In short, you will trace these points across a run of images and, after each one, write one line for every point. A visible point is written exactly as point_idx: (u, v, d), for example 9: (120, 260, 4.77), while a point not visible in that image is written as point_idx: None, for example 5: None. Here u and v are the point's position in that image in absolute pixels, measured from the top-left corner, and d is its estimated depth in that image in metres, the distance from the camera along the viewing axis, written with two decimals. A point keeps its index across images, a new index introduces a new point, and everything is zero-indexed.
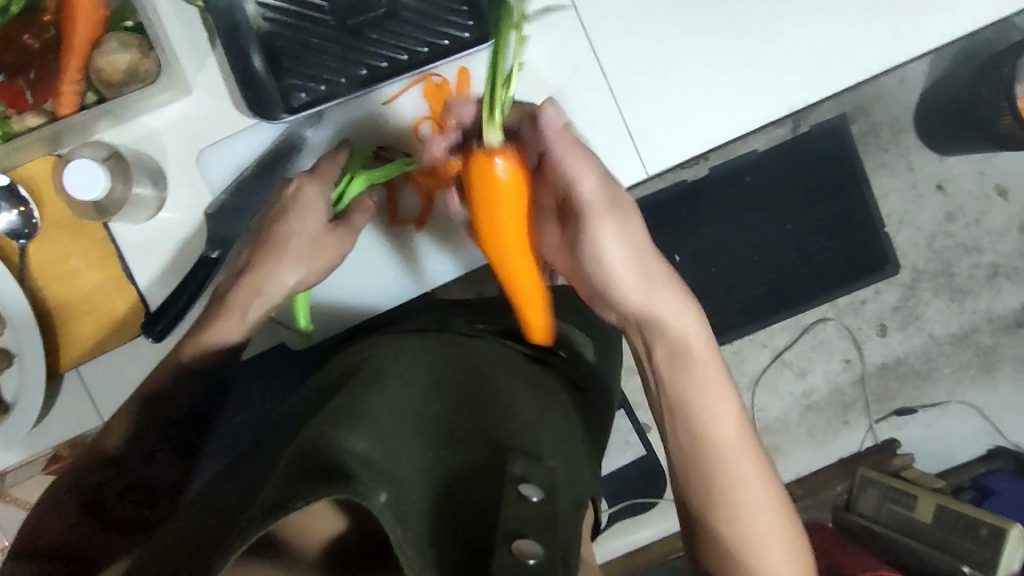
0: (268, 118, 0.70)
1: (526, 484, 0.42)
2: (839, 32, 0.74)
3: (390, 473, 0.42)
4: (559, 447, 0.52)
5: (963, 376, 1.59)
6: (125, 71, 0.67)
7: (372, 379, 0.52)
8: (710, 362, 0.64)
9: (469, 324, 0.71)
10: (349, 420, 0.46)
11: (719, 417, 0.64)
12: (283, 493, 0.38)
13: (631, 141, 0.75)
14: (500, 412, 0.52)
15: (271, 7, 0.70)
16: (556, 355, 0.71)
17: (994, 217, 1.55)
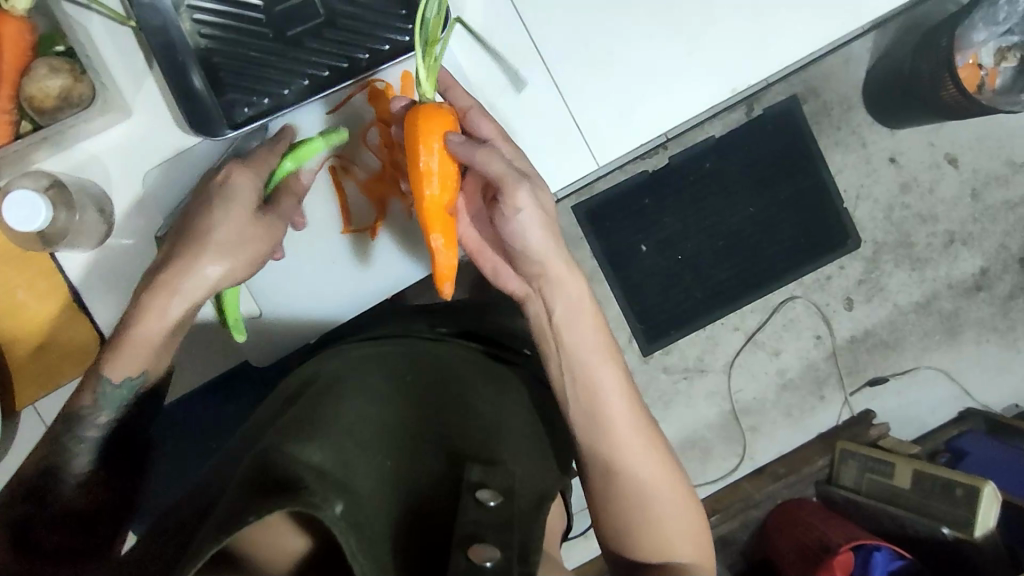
0: (211, 134, 0.70)
1: (482, 490, 0.42)
2: (773, 15, 0.75)
3: (347, 484, 0.42)
4: (518, 450, 0.52)
5: (929, 343, 1.63)
6: (57, 97, 0.64)
7: (329, 390, 0.51)
8: (602, 355, 0.65)
9: (428, 328, 0.71)
10: (305, 431, 0.45)
11: (616, 403, 0.64)
12: (235, 511, 0.37)
13: (579, 131, 0.75)
14: (460, 414, 0.52)
15: (207, 23, 0.69)
16: (520, 355, 0.72)
17: (946, 186, 1.59)
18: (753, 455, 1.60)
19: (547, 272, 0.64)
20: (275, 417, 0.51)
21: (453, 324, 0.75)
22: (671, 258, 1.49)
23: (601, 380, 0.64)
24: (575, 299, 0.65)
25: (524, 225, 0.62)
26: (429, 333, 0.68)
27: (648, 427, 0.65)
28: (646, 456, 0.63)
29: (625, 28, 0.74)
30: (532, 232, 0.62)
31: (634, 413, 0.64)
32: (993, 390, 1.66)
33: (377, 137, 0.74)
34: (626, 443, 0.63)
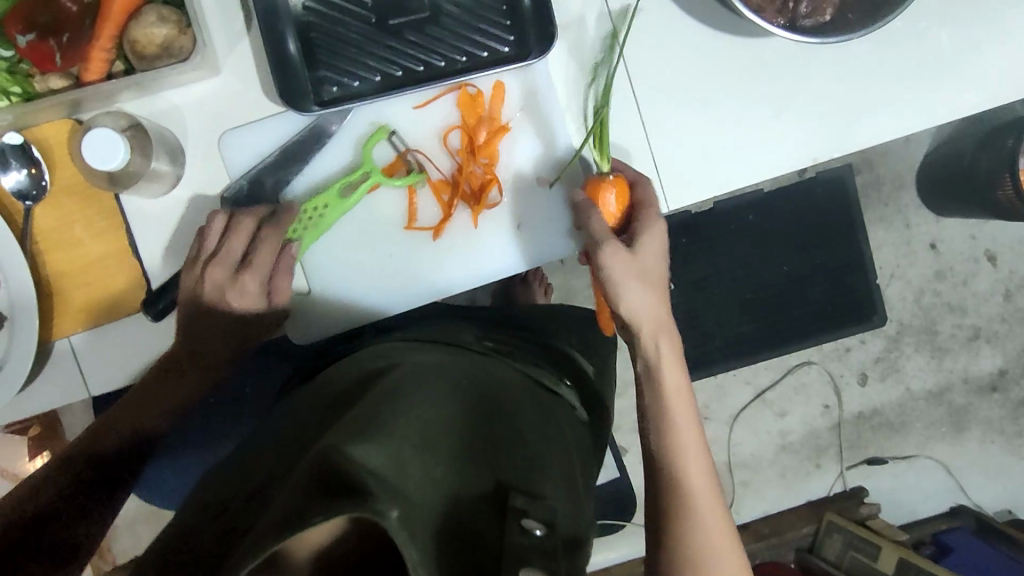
0: (297, 108, 0.70)
1: (529, 519, 0.47)
2: (865, 89, 0.75)
3: (401, 490, 0.45)
4: (559, 482, 0.56)
5: (934, 433, 1.62)
6: (160, 45, 0.64)
7: (388, 397, 0.55)
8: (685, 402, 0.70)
9: (475, 338, 0.75)
10: (364, 436, 0.49)
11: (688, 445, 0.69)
12: (300, 508, 0.41)
13: (654, 170, 0.75)
14: (508, 440, 0.56)
15: None
16: (559, 383, 0.75)
17: (980, 281, 1.59)
18: (740, 510, 1.61)
19: (645, 321, 0.70)
20: (331, 417, 0.55)
21: (499, 339, 0.78)
22: (698, 302, 1.49)
23: (678, 418, 0.69)
24: (660, 359, 0.70)
25: (622, 288, 0.70)
26: (480, 346, 0.72)
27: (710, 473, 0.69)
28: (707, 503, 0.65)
29: (720, 79, 0.74)
30: (631, 289, 0.70)
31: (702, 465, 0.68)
32: (988, 491, 1.65)
33: (456, 141, 0.74)
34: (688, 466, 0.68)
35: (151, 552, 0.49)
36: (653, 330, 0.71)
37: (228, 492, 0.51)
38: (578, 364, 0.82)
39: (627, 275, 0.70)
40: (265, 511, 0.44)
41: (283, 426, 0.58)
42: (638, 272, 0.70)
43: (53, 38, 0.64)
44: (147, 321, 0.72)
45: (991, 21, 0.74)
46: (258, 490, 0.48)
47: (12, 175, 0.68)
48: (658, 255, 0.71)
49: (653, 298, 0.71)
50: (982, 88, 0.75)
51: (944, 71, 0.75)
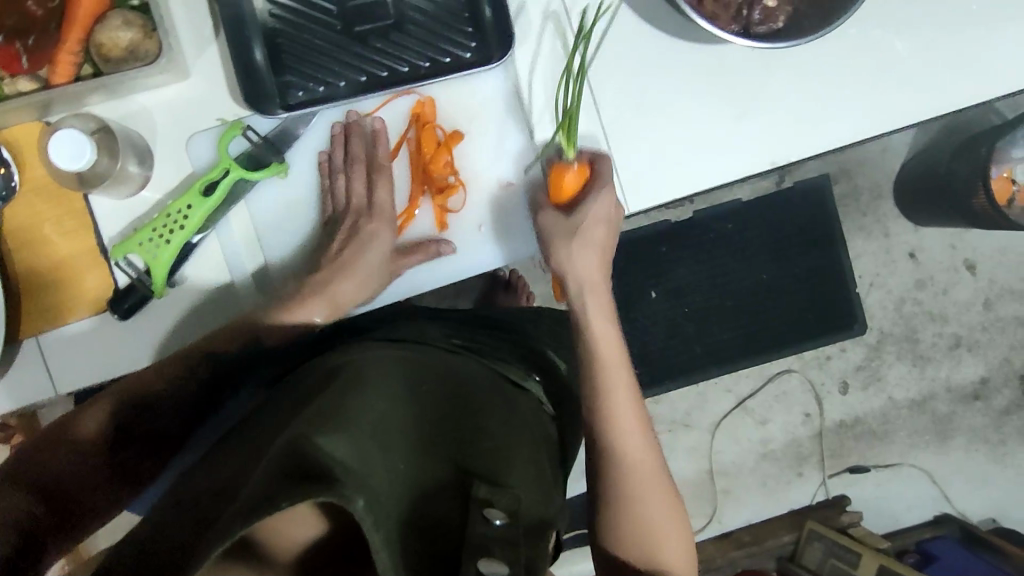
0: (262, 111, 0.71)
1: (491, 509, 0.50)
2: (824, 94, 0.77)
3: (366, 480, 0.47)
4: (521, 474, 0.59)
5: (917, 441, 1.63)
6: (125, 49, 0.65)
7: (353, 389, 0.57)
8: (615, 363, 0.72)
9: (443, 337, 0.78)
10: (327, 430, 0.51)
11: (618, 396, 0.70)
12: (269, 493, 0.42)
13: (616, 173, 0.76)
14: (466, 441, 0.59)
15: (279, 4, 0.71)
16: (530, 379, 0.78)
17: (961, 289, 1.60)
18: (722, 518, 1.61)
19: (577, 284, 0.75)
20: (295, 407, 0.56)
21: (472, 339, 0.81)
22: (679, 310, 1.50)
23: (609, 378, 0.71)
24: (603, 353, 0.72)
25: (561, 258, 0.75)
26: (447, 344, 0.76)
27: (641, 419, 0.71)
28: (635, 451, 0.69)
29: (682, 84, 0.75)
30: (574, 258, 0.74)
31: (636, 416, 0.71)
32: (973, 499, 1.66)
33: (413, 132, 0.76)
34: (618, 413, 0.70)
35: (111, 550, 0.49)
36: (579, 283, 0.75)
37: (192, 493, 0.51)
38: (549, 359, 0.86)
39: (560, 243, 0.75)
40: (236, 500, 0.45)
41: (250, 419, 0.60)
42: (573, 232, 0.74)
43: (20, 41, 0.66)
44: (113, 320, 0.73)
45: (948, 29, 0.76)
46: (223, 484, 0.49)
47: None
48: (602, 222, 0.74)
49: (592, 258, 0.75)
50: (938, 95, 0.77)
51: (898, 77, 0.77)
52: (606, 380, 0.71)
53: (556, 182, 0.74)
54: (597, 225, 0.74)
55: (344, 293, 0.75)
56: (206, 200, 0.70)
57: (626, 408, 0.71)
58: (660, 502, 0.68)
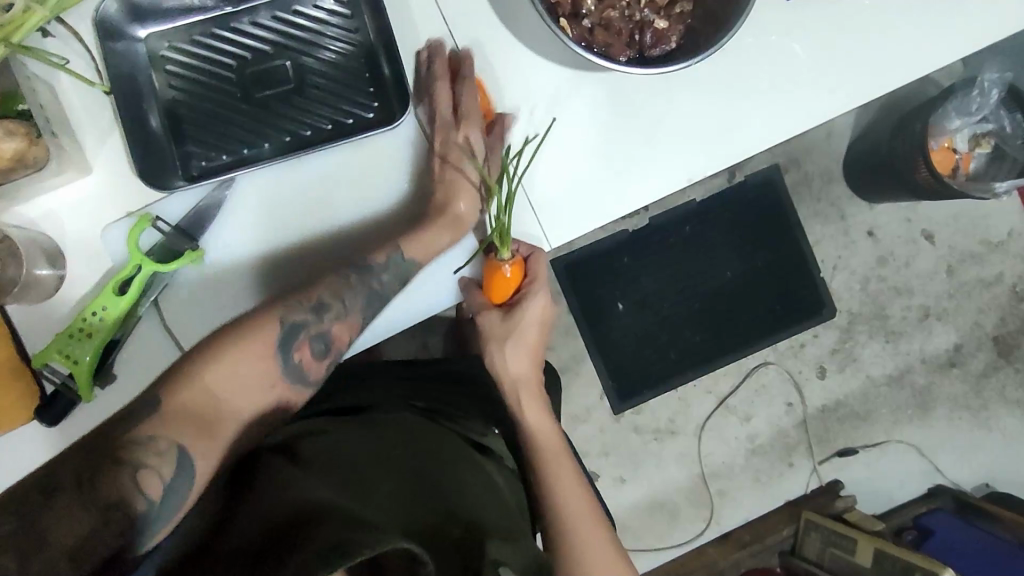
0: (164, 187, 0.70)
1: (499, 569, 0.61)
2: (733, 105, 0.77)
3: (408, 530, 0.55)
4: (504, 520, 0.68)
5: (901, 416, 1.63)
6: (11, 159, 0.63)
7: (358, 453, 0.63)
8: (554, 453, 0.77)
9: (404, 399, 0.85)
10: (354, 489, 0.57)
11: (560, 483, 0.75)
12: (345, 540, 0.48)
13: (533, 212, 0.76)
14: (462, 495, 0.66)
15: (177, 75, 0.71)
16: (488, 435, 0.86)
17: (922, 261, 1.61)
18: (719, 520, 1.60)
19: (516, 379, 0.78)
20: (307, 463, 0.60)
21: (434, 399, 0.88)
22: (648, 319, 1.50)
23: (550, 465, 0.76)
24: (541, 442, 0.78)
25: (500, 360, 0.77)
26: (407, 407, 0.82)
27: (589, 499, 0.75)
28: (586, 529, 0.72)
29: (593, 116, 0.75)
30: (512, 357, 0.78)
31: (582, 496, 0.74)
32: (964, 467, 1.65)
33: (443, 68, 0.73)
34: (565, 497, 0.74)
35: None
36: (516, 384, 0.78)
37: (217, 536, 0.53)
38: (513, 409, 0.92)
39: (500, 337, 0.77)
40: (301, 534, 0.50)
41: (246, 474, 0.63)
42: (510, 332, 0.77)
43: None
44: (43, 427, 0.71)
45: (845, 25, 0.77)
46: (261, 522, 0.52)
47: None
48: (535, 324, 0.78)
49: (524, 355, 0.78)
50: (843, 90, 0.78)
51: (803, 76, 0.77)
52: (548, 468, 0.76)
53: (491, 279, 0.74)
54: (529, 329, 0.78)
55: (461, 213, 0.75)
56: (116, 304, 0.69)
57: (572, 491, 0.74)
58: None
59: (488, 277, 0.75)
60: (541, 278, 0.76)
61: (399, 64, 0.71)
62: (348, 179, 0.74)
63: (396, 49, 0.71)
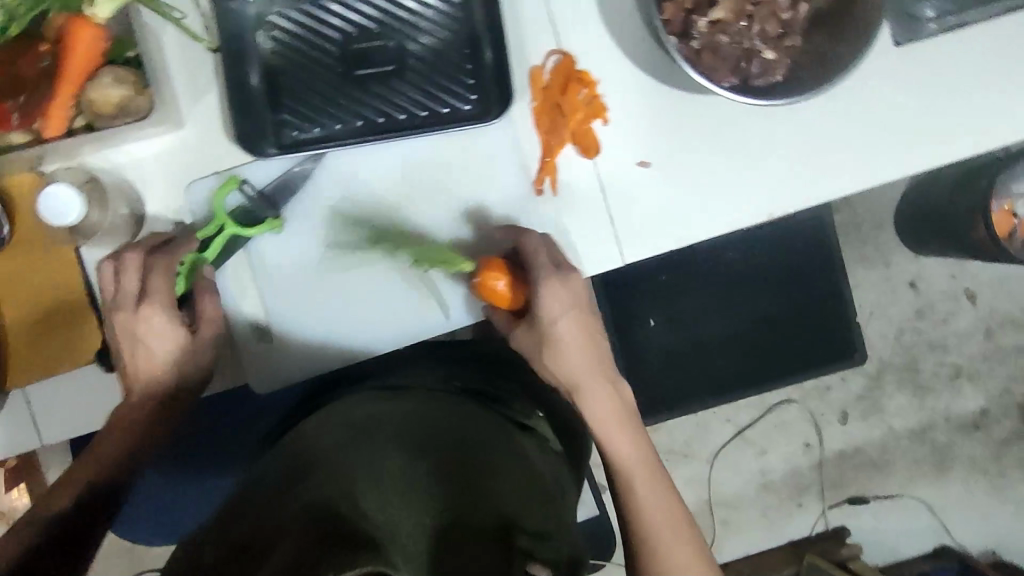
0: (256, 152, 0.70)
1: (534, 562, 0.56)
2: (824, 143, 0.76)
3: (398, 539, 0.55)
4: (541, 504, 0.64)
5: (916, 472, 1.61)
6: (116, 106, 0.66)
7: (372, 453, 0.63)
8: (632, 453, 0.69)
9: (445, 380, 0.84)
10: (359, 503, 0.57)
11: (638, 490, 0.68)
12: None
13: (611, 229, 0.74)
14: (490, 480, 0.63)
15: (281, 42, 0.71)
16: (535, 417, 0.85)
17: (961, 320, 1.59)
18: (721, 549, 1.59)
19: (566, 380, 0.71)
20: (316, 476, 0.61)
21: (478, 386, 0.87)
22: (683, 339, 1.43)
23: (628, 470, 0.69)
24: (612, 443, 0.70)
25: (545, 360, 0.71)
26: (447, 388, 0.82)
27: (673, 506, 0.67)
28: (670, 537, 0.65)
29: (685, 138, 0.74)
30: (558, 355, 0.70)
31: (664, 500, 0.67)
32: (974, 531, 1.63)
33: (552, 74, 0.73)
34: (647, 505, 0.67)
35: None
36: (565, 384, 0.71)
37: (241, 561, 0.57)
38: (555, 403, 0.91)
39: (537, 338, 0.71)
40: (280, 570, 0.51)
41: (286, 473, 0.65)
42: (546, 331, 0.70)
43: (11, 100, 0.66)
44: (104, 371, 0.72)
45: (948, 76, 0.76)
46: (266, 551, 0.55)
47: None
48: (577, 313, 0.70)
49: (571, 351, 0.70)
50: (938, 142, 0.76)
51: (899, 123, 0.76)
52: (622, 474, 0.69)
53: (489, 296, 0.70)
54: (566, 317, 0.70)
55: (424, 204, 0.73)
56: (191, 257, 0.68)
57: (653, 498, 0.67)
58: None
59: (488, 295, 0.70)
60: (552, 296, 0.69)
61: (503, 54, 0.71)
62: (435, 170, 0.73)
63: (500, 39, 0.71)
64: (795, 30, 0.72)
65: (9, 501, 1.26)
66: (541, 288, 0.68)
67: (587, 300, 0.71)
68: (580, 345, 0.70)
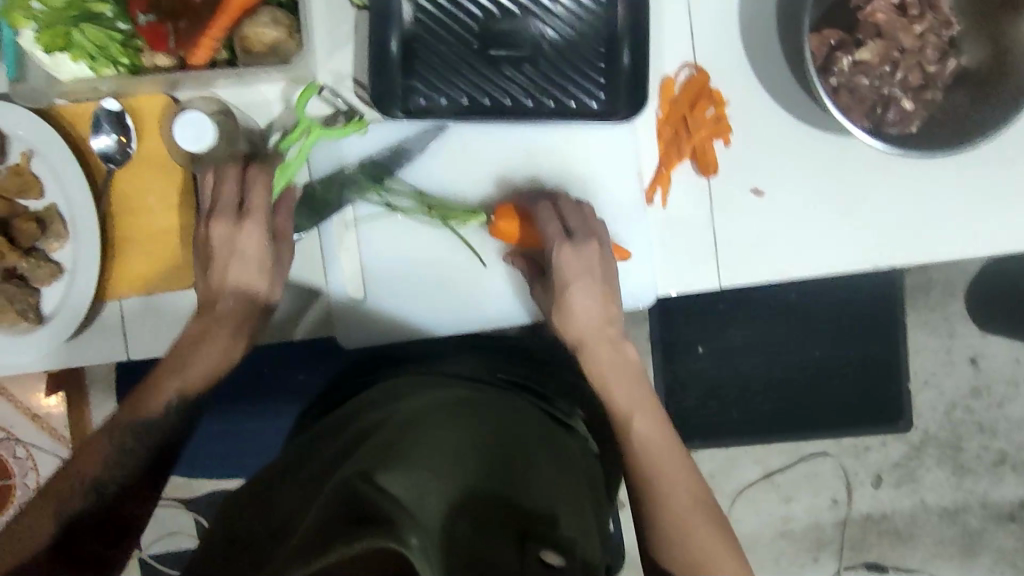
0: (383, 111, 0.71)
1: (547, 553, 0.52)
2: (938, 199, 0.74)
3: (425, 517, 0.48)
4: (567, 502, 0.59)
5: (942, 551, 1.47)
6: (267, 45, 0.67)
7: (404, 423, 0.57)
8: (640, 400, 0.69)
9: (490, 371, 0.77)
10: (387, 467, 0.50)
11: (647, 436, 0.68)
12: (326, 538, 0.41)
13: (713, 252, 0.74)
14: (520, 472, 0.57)
15: (424, 10, 0.72)
16: (573, 416, 0.79)
17: (1017, 406, 1.44)
18: None
19: (581, 340, 0.71)
20: (342, 446, 0.55)
21: (512, 374, 0.79)
22: (725, 372, 1.22)
23: (633, 417, 0.69)
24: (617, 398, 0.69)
25: (565, 316, 0.70)
26: (492, 379, 0.75)
27: (671, 441, 0.69)
28: (670, 472, 0.67)
29: (800, 174, 0.74)
30: (580, 310, 0.69)
31: (667, 440, 0.69)
32: None
33: (682, 90, 0.73)
34: (650, 446, 0.68)
35: None
36: (579, 341, 0.71)
37: (250, 516, 0.51)
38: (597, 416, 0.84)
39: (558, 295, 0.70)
40: (292, 537, 0.45)
41: (314, 440, 0.60)
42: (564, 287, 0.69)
43: (171, 23, 0.67)
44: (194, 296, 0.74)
45: None
46: (285, 513, 0.49)
47: (103, 139, 0.71)
48: (594, 271, 0.69)
49: (589, 309, 0.70)
50: None
51: (1009, 192, 0.74)
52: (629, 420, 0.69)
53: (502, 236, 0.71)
54: (585, 267, 0.69)
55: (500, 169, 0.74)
56: (287, 166, 0.69)
57: (656, 441, 0.68)
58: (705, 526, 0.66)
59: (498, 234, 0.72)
60: (564, 261, 0.68)
61: (641, 57, 0.71)
62: (551, 161, 0.74)
63: (642, 43, 0.71)
64: (937, 84, 0.71)
65: (46, 408, 1.30)
66: (553, 252, 0.69)
67: (604, 264, 0.70)
68: (594, 314, 0.70)
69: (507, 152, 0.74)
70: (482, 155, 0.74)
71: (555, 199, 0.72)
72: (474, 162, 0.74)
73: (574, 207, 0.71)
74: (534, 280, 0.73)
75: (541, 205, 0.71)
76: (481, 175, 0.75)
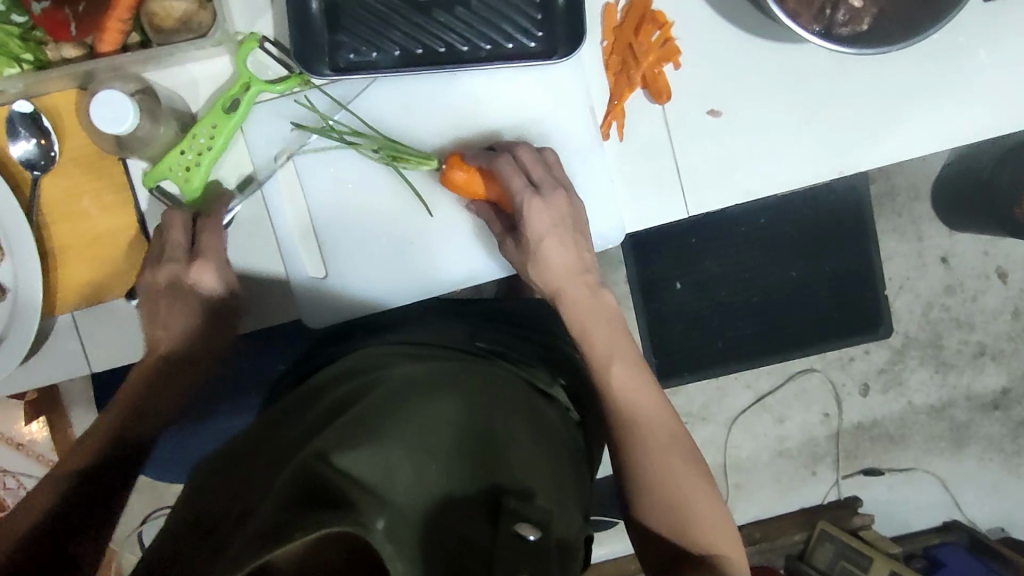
0: (310, 71, 0.67)
1: (522, 523, 0.47)
2: (892, 96, 0.73)
3: (386, 497, 0.46)
4: (548, 476, 0.55)
5: (933, 447, 1.51)
6: (178, 19, 0.63)
7: (382, 395, 0.55)
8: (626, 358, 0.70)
9: (467, 339, 0.72)
10: (350, 447, 0.48)
11: (638, 399, 0.68)
12: (283, 523, 0.40)
13: (677, 178, 0.73)
14: (501, 443, 0.54)
15: None
16: (556, 386, 0.72)
17: (990, 298, 1.46)
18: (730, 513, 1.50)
19: (558, 287, 0.71)
20: (317, 420, 0.53)
21: (494, 340, 0.74)
22: (704, 301, 1.22)
23: (621, 378, 0.69)
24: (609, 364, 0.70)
25: (541, 264, 0.70)
26: (468, 348, 0.69)
27: (658, 405, 0.69)
28: (656, 436, 0.67)
29: (753, 89, 0.72)
30: (553, 259, 0.70)
31: (656, 404, 0.69)
32: (984, 506, 1.54)
33: (625, 15, 0.70)
34: (641, 409, 0.68)
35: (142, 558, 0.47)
36: (553, 288, 0.71)
37: (216, 497, 0.49)
38: (579, 367, 0.79)
39: (532, 243, 0.69)
40: (250, 521, 0.43)
41: (294, 411, 0.58)
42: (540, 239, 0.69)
43: (69, 7, 0.62)
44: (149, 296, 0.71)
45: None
46: (248, 494, 0.47)
47: (21, 144, 0.67)
48: (557, 224, 0.69)
49: (564, 257, 0.70)
50: (1004, 105, 0.73)
51: (960, 79, 0.72)
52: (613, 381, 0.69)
53: (462, 188, 0.68)
54: (555, 214, 0.69)
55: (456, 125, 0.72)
56: (230, 118, 0.67)
57: (646, 404, 0.69)
58: (697, 487, 0.66)
59: (456, 188, 0.68)
60: (534, 214, 0.68)
61: None
62: (501, 106, 0.71)
63: None
64: None
65: (30, 434, 1.26)
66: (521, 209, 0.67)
67: (574, 217, 0.70)
68: (568, 260, 0.70)
69: (458, 106, 0.71)
70: (438, 111, 0.71)
71: (511, 150, 0.69)
72: (425, 117, 0.71)
73: (534, 157, 0.69)
74: (502, 234, 0.72)
75: (499, 157, 0.68)
76: (433, 132, 0.72)
